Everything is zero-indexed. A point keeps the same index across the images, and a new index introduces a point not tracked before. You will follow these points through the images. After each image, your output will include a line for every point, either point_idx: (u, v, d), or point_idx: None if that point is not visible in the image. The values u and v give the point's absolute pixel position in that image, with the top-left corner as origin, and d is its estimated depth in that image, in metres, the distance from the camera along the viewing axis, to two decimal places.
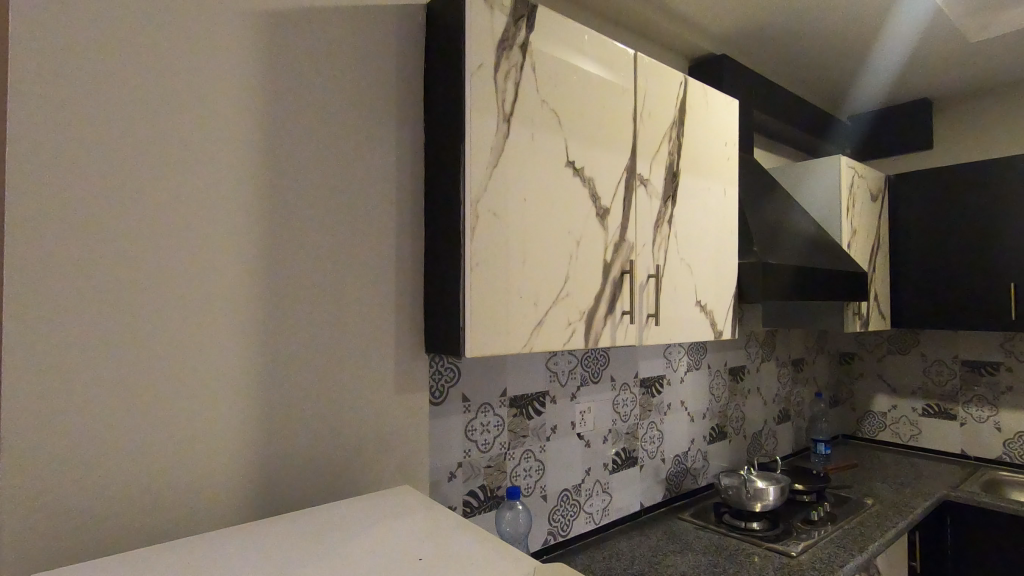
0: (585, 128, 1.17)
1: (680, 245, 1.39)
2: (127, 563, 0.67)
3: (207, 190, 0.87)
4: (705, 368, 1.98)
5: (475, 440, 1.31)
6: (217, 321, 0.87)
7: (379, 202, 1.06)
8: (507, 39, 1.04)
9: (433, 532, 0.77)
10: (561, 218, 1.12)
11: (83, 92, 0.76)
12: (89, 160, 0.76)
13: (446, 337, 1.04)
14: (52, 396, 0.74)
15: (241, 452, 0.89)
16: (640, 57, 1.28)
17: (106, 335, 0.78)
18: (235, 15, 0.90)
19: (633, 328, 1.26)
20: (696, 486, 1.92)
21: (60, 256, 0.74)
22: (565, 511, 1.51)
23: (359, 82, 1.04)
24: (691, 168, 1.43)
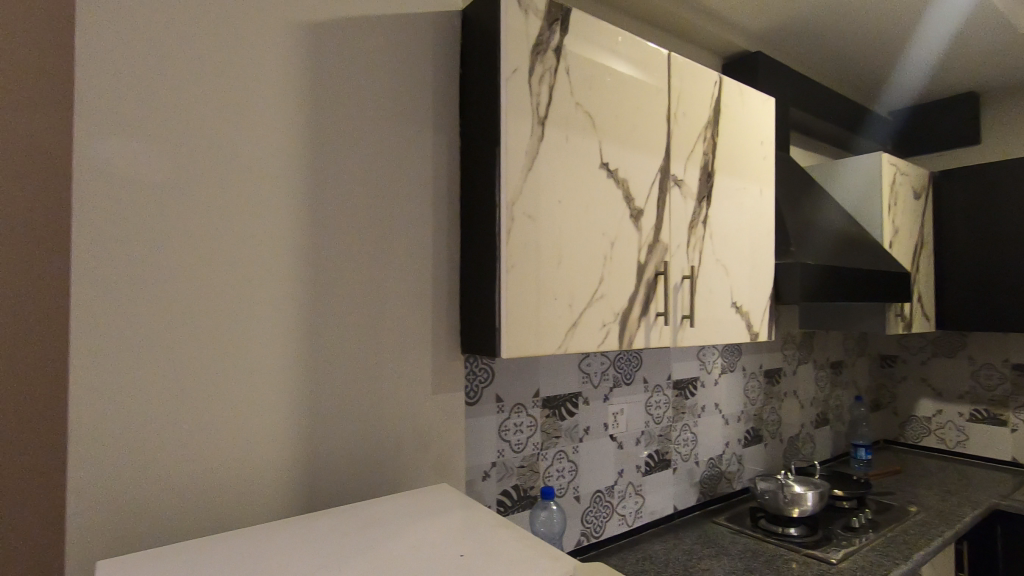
0: (619, 130, 1.17)
1: (715, 246, 1.38)
2: (182, 554, 0.71)
3: (254, 197, 0.90)
4: (740, 370, 1.95)
5: (509, 440, 1.33)
6: (264, 323, 0.91)
7: (418, 206, 1.09)
8: (542, 43, 1.05)
9: (472, 530, 0.79)
10: (595, 220, 1.13)
11: (142, 106, 0.81)
12: (146, 168, 0.81)
13: (482, 339, 1.05)
14: (114, 393, 0.78)
15: (287, 449, 0.93)
16: (674, 57, 1.28)
17: (164, 336, 0.82)
18: (280, 28, 0.93)
19: (667, 330, 1.25)
20: (731, 490, 1.90)
21: (122, 260, 0.79)
22: (598, 512, 1.51)
23: (398, 90, 1.06)
24: (726, 167, 1.41)
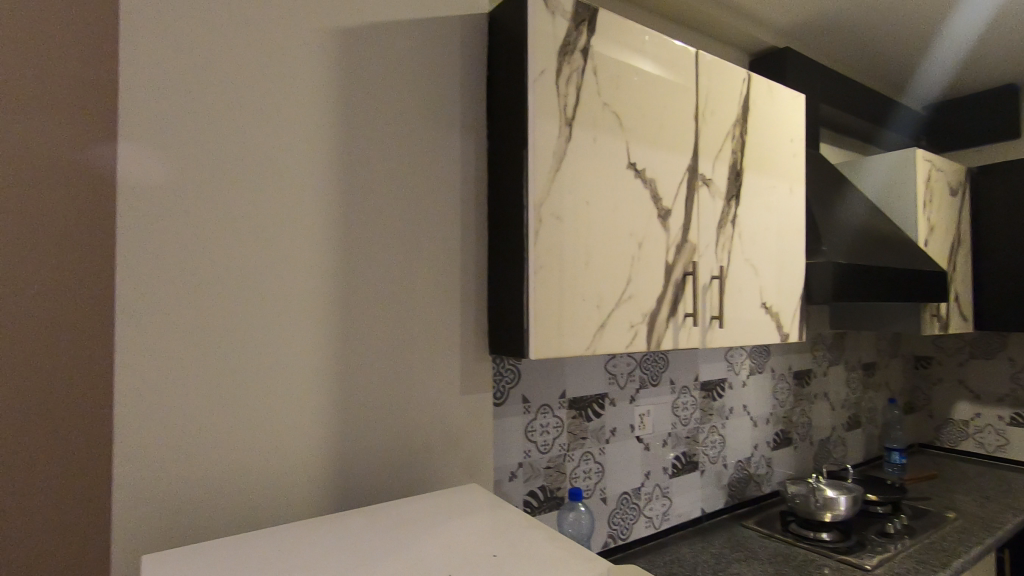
0: (647, 129, 1.16)
1: (744, 246, 1.36)
2: (224, 550, 0.73)
3: (288, 200, 0.92)
4: (769, 371, 1.92)
5: (536, 441, 1.33)
6: (297, 323, 0.92)
7: (447, 208, 1.10)
8: (569, 44, 1.05)
9: (506, 530, 0.79)
10: (622, 221, 1.12)
11: (183, 113, 0.83)
12: (186, 172, 0.83)
13: (511, 340, 1.06)
14: (157, 391, 0.81)
15: (320, 448, 0.94)
16: (702, 55, 1.26)
17: (204, 337, 0.84)
18: (312, 35, 0.95)
19: (696, 331, 1.24)
20: (760, 493, 1.87)
21: (165, 263, 0.82)
22: (625, 514, 1.50)
23: (426, 93, 1.07)
24: (755, 166, 1.39)
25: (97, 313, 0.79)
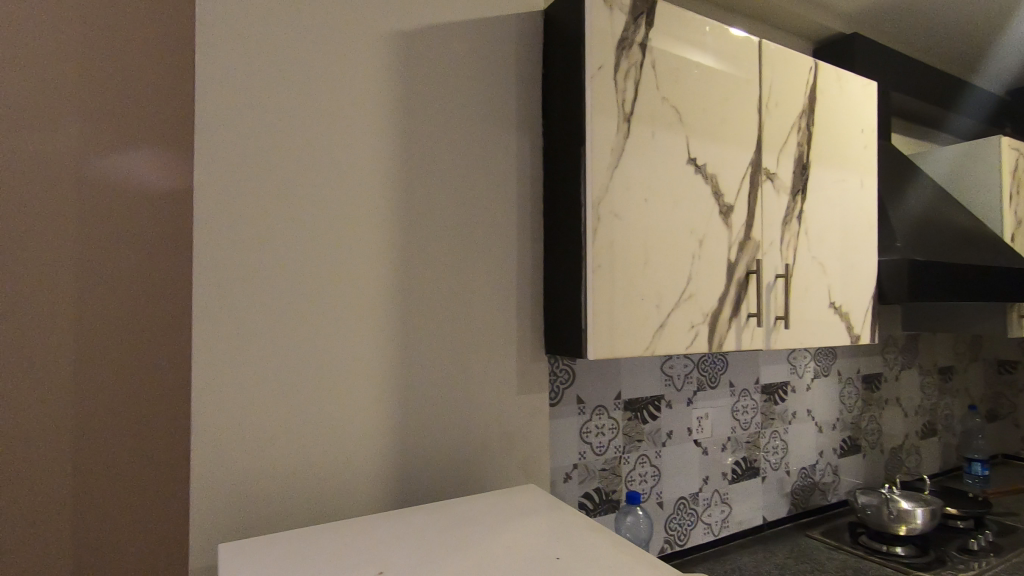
0: (707, 123, 1.12)
1: (811, 243, 1.30)
2: (294, 541, 0.75)
3: (350, 202, 0.94)
4: (835, 374, 1.82)
5: (591, 443, 1.31)
6: (360, 321, 0.94)
7: (503, 207, 1.09)
8: (627, 38, 1.03)
9: (567, 532, 0.78)
10: (683, 218, 1.09)
11: (252, 119, 0.87)
12: (256, 176, 0.87)
13: (568, 339, 1.04)
14: (229, 387, 0.84)
15: (381, 444, 0.96)
16: (766, 44, 1.21)
17: (273, 334, 0.88)
18: (371, 38, 0.97)
19: (760, 332, 1.19)
20: (826, 503, 1.78)
21: (238, 262, 0.85)
22: (682, 520, 1.46)
23: (482, 93, 1.08)
24: (822, 158, 1.33)
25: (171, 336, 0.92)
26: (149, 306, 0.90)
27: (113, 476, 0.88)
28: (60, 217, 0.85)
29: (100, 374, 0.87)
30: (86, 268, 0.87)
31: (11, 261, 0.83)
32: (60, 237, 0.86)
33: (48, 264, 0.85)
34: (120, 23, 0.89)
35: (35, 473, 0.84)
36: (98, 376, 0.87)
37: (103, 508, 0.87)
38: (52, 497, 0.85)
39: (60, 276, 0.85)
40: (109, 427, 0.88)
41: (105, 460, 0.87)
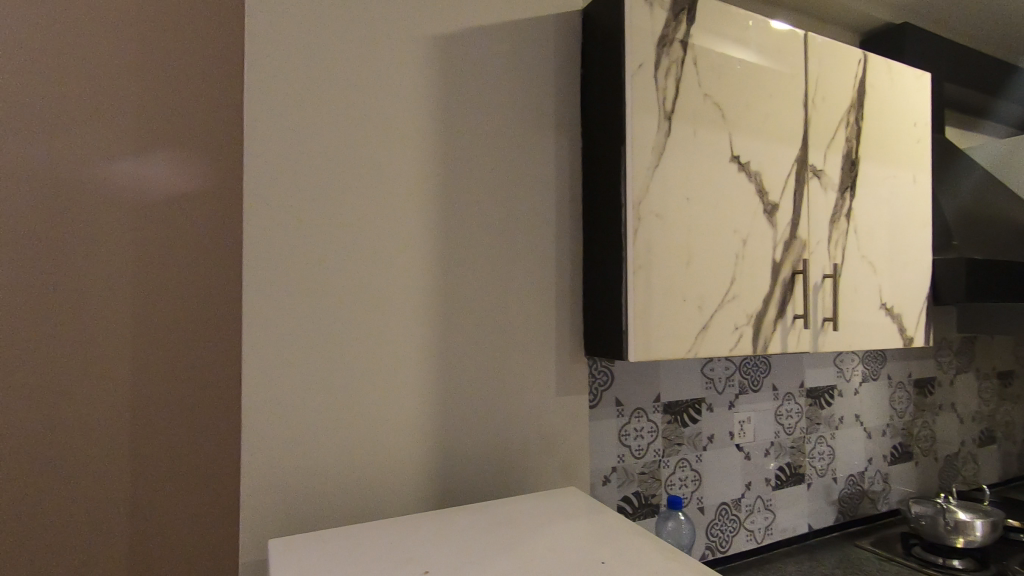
0: (751, 120, 1.10)
1: (861, 241, 1.25)
2: (342, 537, 0.77)
3: (392, 205, 0.95)
4: (885, 378, 1.75)
5: (630, 446, 1.29)
6: (400, 322, 0.95)
7: (541, 208, 1.09)
8: (667, 35, 1.01)
9: (611, 536, 0.77)
10: (726, 217, 1.06)
11: (297, 125, 0.89)
12: (301, 180, 0.89)
13: (609, 341, 1.03)
14: (277, 386, 0.86)
15: (422, 444, 0.97)
16: (812, 37, 1.17)
17: (317, 335, 0.89)
18: (412, 42, 0.98)
19: (807, 334, 1.15)
20: (875, 512, 1.71)
21: (285, 265, 0.87)
22: (724, 526, 1.43)
23: (520, 93, 1.08)
24: (872, 153, 1.28)
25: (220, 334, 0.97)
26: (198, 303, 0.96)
27: (165, 475, 0.93)
28: (120, 224, 0.92)
29: (156, 372, 0.93)
30: (144, 272, 0.93)
31: (79, 266, 0.89)
32: (120, 244, 0.91)
33: (109, 275, 0.91)
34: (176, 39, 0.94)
35: (96, 470, 0.90)
36: (153, 379, 0.93)
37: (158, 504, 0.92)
38: (108, 494, 0.90)
39: (121, 280, 0.91)
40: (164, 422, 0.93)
41: (162, 453, 0.93)
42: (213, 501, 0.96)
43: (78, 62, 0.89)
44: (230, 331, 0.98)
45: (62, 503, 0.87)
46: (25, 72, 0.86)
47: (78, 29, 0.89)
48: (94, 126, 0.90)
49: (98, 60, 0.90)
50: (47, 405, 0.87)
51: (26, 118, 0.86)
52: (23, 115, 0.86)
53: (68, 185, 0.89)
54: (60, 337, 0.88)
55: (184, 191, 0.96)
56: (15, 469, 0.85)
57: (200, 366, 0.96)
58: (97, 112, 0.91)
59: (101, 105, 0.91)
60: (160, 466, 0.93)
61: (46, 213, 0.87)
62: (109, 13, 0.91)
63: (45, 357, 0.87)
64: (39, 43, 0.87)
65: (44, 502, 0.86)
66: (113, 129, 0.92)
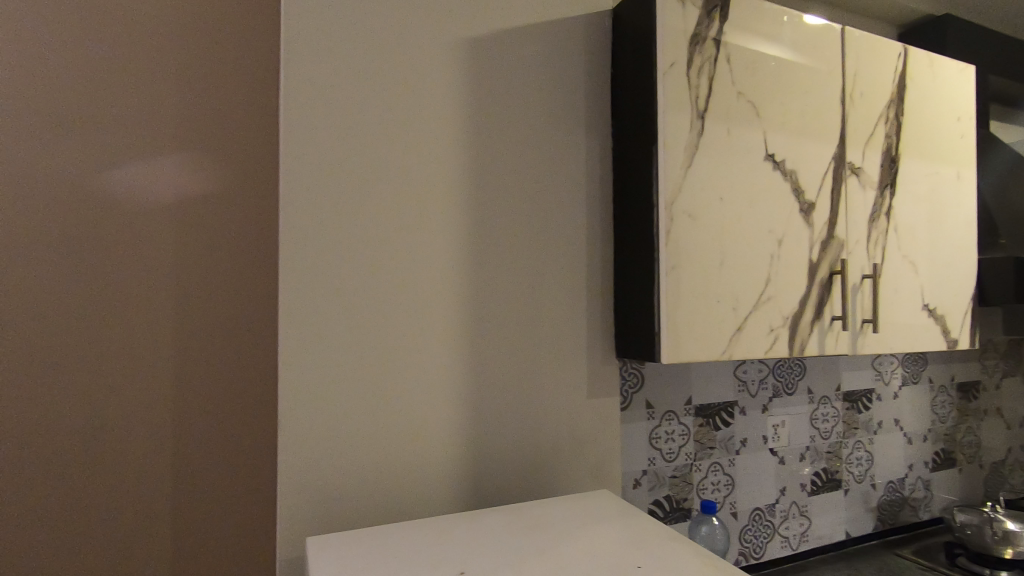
0: (786, 117, 1.07)
1: (902, 241, 1.21)
2: (378, 536, 0.78)
3: (424, 207, 0.96)
4: (926, 382, 1.70)
5: (661, 449, 1.28)
6: (432, 324, 0.96)
7: (572, 209, 1.09)
8: (700, 32, 1.00)
9: (646, 540, 0.76)
10: (760, 217, 1.04)
11: (331, 130, 0.90)
12: (336, 184, 0.90)
13: (641, 343, 1.02)
14: (313, 386, 0.88)
15: (454, 444, 0.97)
16: (850, 31, 1.14)
17: (351, 336, 0.91)
18: (443, 46, 0.99)
19: (845, 337, 1.12)
20: (917, 520, 1.65)
21: (321, 267, 0.89)
22: (758, 532, 1.40)
23: (551, 93, 1.07)
24: (913, 149, 1.24)
25: (261, 331, 1.09)
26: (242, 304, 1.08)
27: (211, 458, 1.04)
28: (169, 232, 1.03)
29: (202, 365, 1.05)
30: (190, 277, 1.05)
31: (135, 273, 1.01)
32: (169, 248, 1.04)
33: (161, 280, 1.03)
34: (224, 73, 1.08)
35: (150, 451, 1.01)
36: (197, 372, 1.04)
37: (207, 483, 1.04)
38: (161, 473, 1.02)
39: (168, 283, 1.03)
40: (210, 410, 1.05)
41: (207, 437, 1.04)
42: (259, 485, 1.08)
43: (135, 90, 1.02)
44: (269, 333, 1.10)
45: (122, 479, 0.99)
46: (92, 103, 0.99)
47: (135, 65, 1.02)
48: (149, 156, 1.03)
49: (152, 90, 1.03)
50: (109, 394, 0.99)
51: (89, 149, 0.99)
52: (86, 146, 0.99)
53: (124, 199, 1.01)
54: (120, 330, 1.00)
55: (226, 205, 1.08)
56: (83, 448, 0.98)
57: (241, 361, 1.07)
58: (153, 145, 1.03)
59: (155, 138, 1.04)
60: (210, 453, 1.05)
61: (109, 233, 1.00)
62: (162, 47, 1.04)
63: (110, 360, 1.00)
64: (101, 83, 1.00)
65: (107, 479, 0.99)
66: (166, 157, 1.04)
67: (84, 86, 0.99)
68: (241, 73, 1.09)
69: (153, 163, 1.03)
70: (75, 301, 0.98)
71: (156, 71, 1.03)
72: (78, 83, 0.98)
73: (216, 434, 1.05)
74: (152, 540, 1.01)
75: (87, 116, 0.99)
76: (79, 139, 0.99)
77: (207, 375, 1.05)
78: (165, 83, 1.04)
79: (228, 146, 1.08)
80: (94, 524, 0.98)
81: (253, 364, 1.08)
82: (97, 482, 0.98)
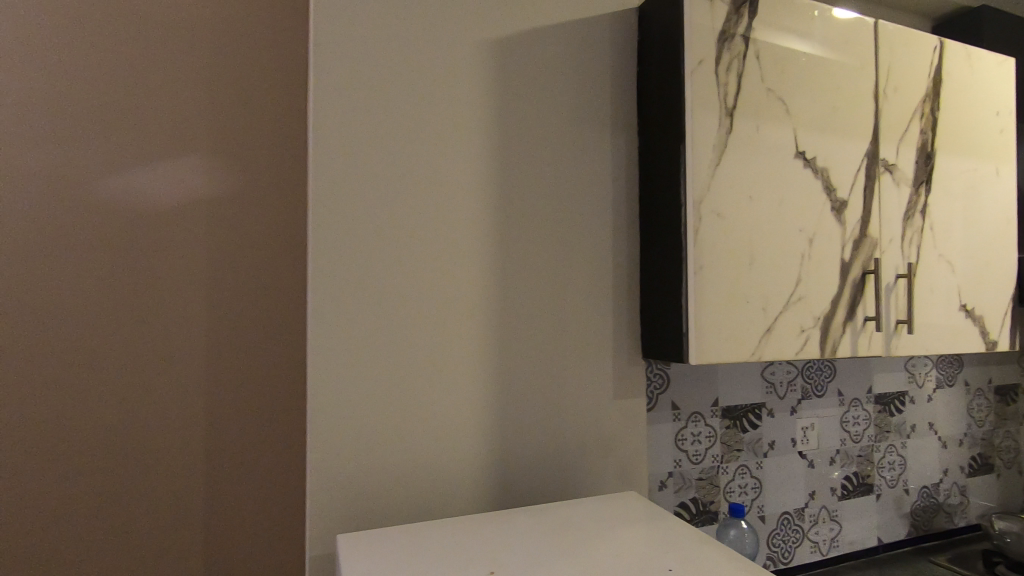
0: (817, 114, 1.05)
1: (938, 239, 1.18)
2: (407, 534, 0.78)
3: (450, 208, 0.97)
4: (962, 385, 1.65)
5: (687, 451, 1.26)
6: (458, 324, 0.97)
7: (597, 208, 1.08)
8: (728, 29, 0.98)
9: (677, 542, 0.75)
10: (791, 215, 1.03)
11: (359, 133, 0.91)
12: (364, 186, 0.91)
13: (669, 343, 1.01)
14: (342, 386, 0.89)
15: (480, 444, 0.97)
16: (884, 25, 1.12)
17: (379, 336, 0.91)
18: (470, 47, 0.99)
19: (879, 338, 1.10)
20: (952, 526, 1.61)
21: (349, 268, 0.90)
22: (786, 536, 1.37)
23: (576, 93, 1.07)
24: (950, 145, 1.20)
25: (291, 333, 1.11)
26: (272, 306, 1.10)
27: (245, 457, 1.07)
28: (208, 236, 1.07)
29: (236, 365, 1.07)
30: (225, 280, 1.07)
31: (175, 276, 1.05)
32: (207, 253, 1.06)
33: (194, 282, 1.06)
34: (253, 80, 1.10)
35: (186, 448, 1.04)
36: (232, 371, 1.07)
37: (239, 481, 1.06)
38: (197, 470, 1.04)
39: (206, 286, 1.06)
40: (244, 408, 1.08)
41: (241, 435, 1.07)
42: (288, 482, 1.09)
43: (171, 97, 1.05)
44: (297, 333, 1.11)
45: (161, 475, 1.03)
46: (130, 112, 1.03)
47: (172, 73, 1.05)
48: (183, 161, 1.06)
49: (187, 98, 1.06)
50: (149, 392, 1.03)
51: (128, 155, 1.03)
52: (125, 152, 1.03)
53: (162, 203, 1.04)
54: (162, 333, 1.04)
55: (260, 210, 1.10)
56: (123, 444, 1.01)
57: (272, 361, 1.10)
58: (187, 150, 1.06)
59: (188, 144, 1.06)
60: (239, 451, 1.07)
61: (145, 235, 1.03)
62: (198, 55, 1.07)
63: (146, 358, 1.03)
64: (138, 91, 1.03)
65: (147, 473, 1.02)
66: (199, 162, 1.07)
67: (122, 94, 1.02)
68: (271, 78, 1.12)
69: (185, 168, 1.06)
70: (112, 302, 1.01)
71: (193, 80, 1.06)
72: (115, 93, 1.02)
73: (252, 432, 1.08)
74: (184, 537, 1.03)
75: (123, 125, 1.03)
76: (116, 146, 1.02)
77: (242, 373, 1.08)
78: (198, 89, 1.07)
79: (256, 151, 1.10)
80: (129, 521, 1.01)
81: (284, 365, 1.11)
82: (137, 476, 1.01)
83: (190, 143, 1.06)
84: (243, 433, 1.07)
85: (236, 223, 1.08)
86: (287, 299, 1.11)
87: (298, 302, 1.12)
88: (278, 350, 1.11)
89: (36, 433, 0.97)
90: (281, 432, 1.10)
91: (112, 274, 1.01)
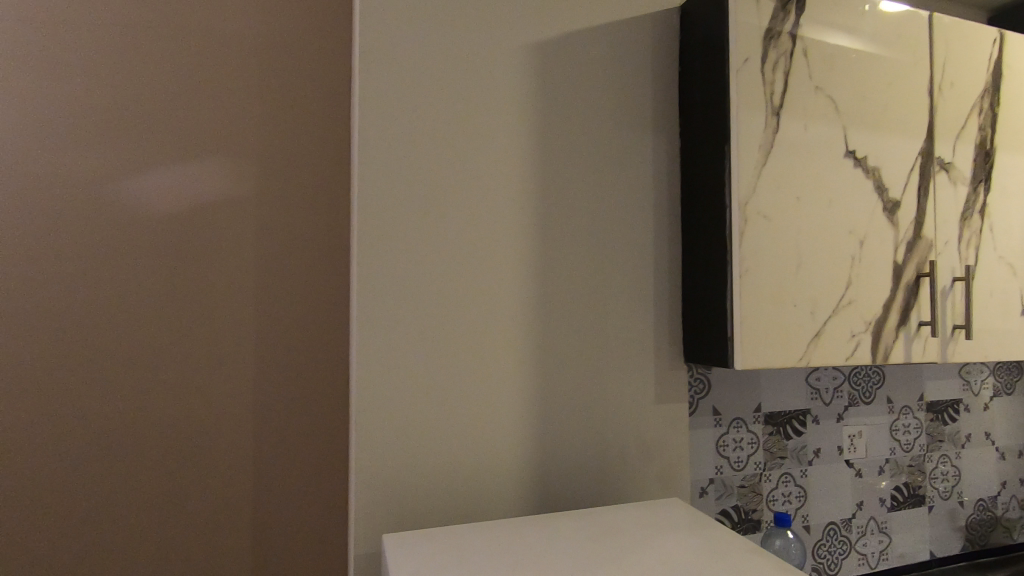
0: (868, 111, 1.02)
1: (998, 241, 1.13)
2: (451, 535, 0.79)
3: (492, 213, 0.97)
4: (1021, 393, 1.57)
5: (728, 457, 1.24)
6: (499, 328, 0.97)
7: (638, 211, 1.07)
8: (775, 26, 0.96)
9: (726, 551, 0.74)
10: (840, 216, 0.99)
11: (403, 139, 0.93)
12: (407, 191, 0.93)
13: (713, 348, 0.99)
14: (386, 388, 0.90)
15: (521, 448, 0.97)
16: (939, 17, 1.07)
17: (421, 339, 0.92)
18: (511, 52, 0.99)
19: (934, 344, 1.05)
20: (1011, 542, 1.53)
21: (393, 272, 0.91)
22: (833, 547, 1.33)
23: (617, 95, 1.06)
24: (1010, 142, 1.15)
25: (335, 335, 1.14)
26: (316, 309, 1.13)
27: (290, 455, 1.10)
28: (255, 241, 1.10)
29: (282, 366, 1.10)
30: (272, 283, 1.10)
31: (225, 278, 1.08)
32: (256, 256, 1.10)
33: (244, 285, 1.09)
34: (299, 89, 1.13)
35: (234, 446, 1.08)
36: (279, 371, 1.10)
37: (285, 479, 1.09)
38: (246, 466, 1.08)
39: (254, 288, 1.10)
40: (290, 408, 1.10)
41: (288, 434, 1.10)
42: (331, 480, 1.12)
43: (222, 107, 1.09)
44: (340, 334, 1.14)
45: (212, 470, 1.06)
46: (184, 121, 1.07)
47: (224, 84, 1.09)
48: (233, 167, 1.09)
49: (237, 106, 1.10)
50: (201, 391, 1.06)
51: (182, 161, 1.07)
52: (179, 159, 1.07)
53: (214, 208, 1.08)
54: (213, 332, 1.07)
55: (305, 215, 1.13)
56: (177, 440, 1.05)
57: (316, 363, 1.12)
58: (236, 156, 1.10)
59: (238, 150, 1.10)
60: (283, 450, 1.09)
61: (198, 239, 1.07)
62: (248, 65, 1.11)
63: (198, 358, 1.07)
64: (193, 101, 1.08)
65: (200, 469, 1.06)
66: (248, 169, 1.10)
67: (178, 104, 1.07)
68: (315, 86, 1.14)
69: (233, 176, 1.09)
70: (167, 303, 1.06)
71: (243, 89, 1.10)
72: (170, 104, 1.06)
73: (297, 431, 1.10)
74: (234, 531, 1.07)
75: (177, 134, 1.07)
76: (171, 154, 1.07)
77: (288, 374, 1.11)
78: (248, 99, 1.10)
79: (298, 156, 1.13)
80: (183, 513, 1.04)
81: (328, 366, 1.13)
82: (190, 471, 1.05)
83: (240, 150, 1.10)
84: (290, 432, 1.10)
85: (281, 227, 1.11)
86: (331, 302, 1.14)
87: (340, 305, 1.14)
88: (321, 351, 1.13)
89: (97, 428, 1.01)
90: (325, 432, 1.12)
91: (168, 275, 1.06)
